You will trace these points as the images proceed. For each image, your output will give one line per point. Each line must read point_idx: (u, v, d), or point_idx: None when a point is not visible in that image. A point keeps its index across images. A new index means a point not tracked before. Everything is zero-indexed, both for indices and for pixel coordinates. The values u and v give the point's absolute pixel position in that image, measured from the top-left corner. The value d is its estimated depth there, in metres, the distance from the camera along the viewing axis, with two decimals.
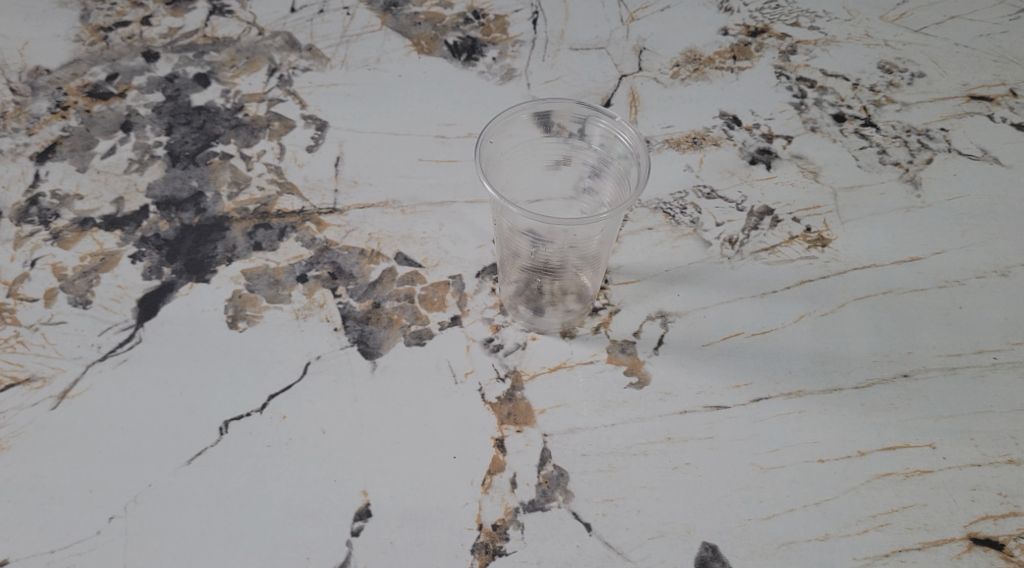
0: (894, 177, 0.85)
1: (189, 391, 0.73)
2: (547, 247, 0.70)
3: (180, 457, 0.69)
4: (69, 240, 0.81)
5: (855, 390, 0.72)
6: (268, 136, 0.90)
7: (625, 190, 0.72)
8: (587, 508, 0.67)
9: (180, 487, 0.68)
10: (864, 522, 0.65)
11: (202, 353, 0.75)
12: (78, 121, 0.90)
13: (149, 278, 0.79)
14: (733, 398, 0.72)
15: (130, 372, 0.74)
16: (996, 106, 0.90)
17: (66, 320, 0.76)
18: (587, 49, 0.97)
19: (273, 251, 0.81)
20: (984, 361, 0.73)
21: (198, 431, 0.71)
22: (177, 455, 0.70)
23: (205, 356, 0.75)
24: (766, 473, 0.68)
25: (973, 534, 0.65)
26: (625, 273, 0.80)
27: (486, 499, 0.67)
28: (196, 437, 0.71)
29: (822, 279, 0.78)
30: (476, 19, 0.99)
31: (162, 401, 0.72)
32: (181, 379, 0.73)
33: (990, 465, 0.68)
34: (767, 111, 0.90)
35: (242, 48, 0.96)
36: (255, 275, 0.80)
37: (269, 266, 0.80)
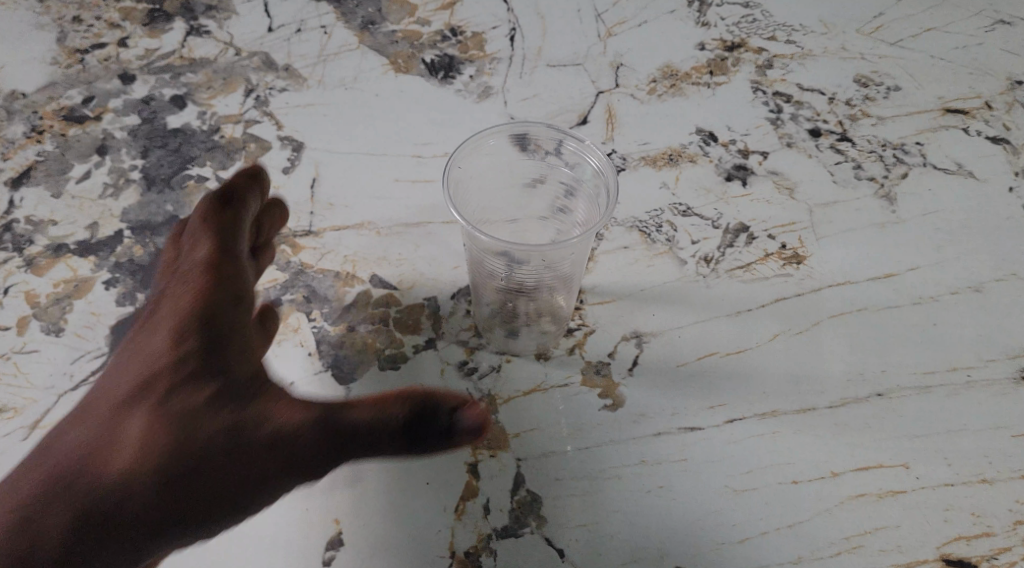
0: (870, 193, 0.85)
1: (212, 259, 0.73)
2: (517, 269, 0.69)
3: (220, 311, 0.71)
4: (43, 267, 0.82)
5: (829, 409, 0.72)
6: (244, 158, 0.90)
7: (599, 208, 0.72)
8: (561, 533, 0.67)
9: (219, 345, 0.69)
10: (837, 544, 0.65)
11: (217, 230, 0.75)
12: (53, 144, 0.90)
13: (123, 305, 0.79)
14: (708, 419, 0.72)
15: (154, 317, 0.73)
16: (972, 119, 0.90)
17: (39, 349, 0.77)
18: (565, 65, 0.97)
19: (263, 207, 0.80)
20: (958, 379, 0.73)
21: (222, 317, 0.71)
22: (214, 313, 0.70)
23: (222, 230, 0.75)
24: (740, 495, 0.68)
25: (946, 556, 0.65)
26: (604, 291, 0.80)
27: (459, 526, 0.67)
28: (234, 297, 0.72)
29: (797, 297, 0.78)
30: (453, 37, 0.99)
31: (185, 278, 0.73)
32: (201, 254, 0.74)
33: (964, 485, 0.68)
34: (743, 127, 0.90)
35: (219, 69, 0.96)
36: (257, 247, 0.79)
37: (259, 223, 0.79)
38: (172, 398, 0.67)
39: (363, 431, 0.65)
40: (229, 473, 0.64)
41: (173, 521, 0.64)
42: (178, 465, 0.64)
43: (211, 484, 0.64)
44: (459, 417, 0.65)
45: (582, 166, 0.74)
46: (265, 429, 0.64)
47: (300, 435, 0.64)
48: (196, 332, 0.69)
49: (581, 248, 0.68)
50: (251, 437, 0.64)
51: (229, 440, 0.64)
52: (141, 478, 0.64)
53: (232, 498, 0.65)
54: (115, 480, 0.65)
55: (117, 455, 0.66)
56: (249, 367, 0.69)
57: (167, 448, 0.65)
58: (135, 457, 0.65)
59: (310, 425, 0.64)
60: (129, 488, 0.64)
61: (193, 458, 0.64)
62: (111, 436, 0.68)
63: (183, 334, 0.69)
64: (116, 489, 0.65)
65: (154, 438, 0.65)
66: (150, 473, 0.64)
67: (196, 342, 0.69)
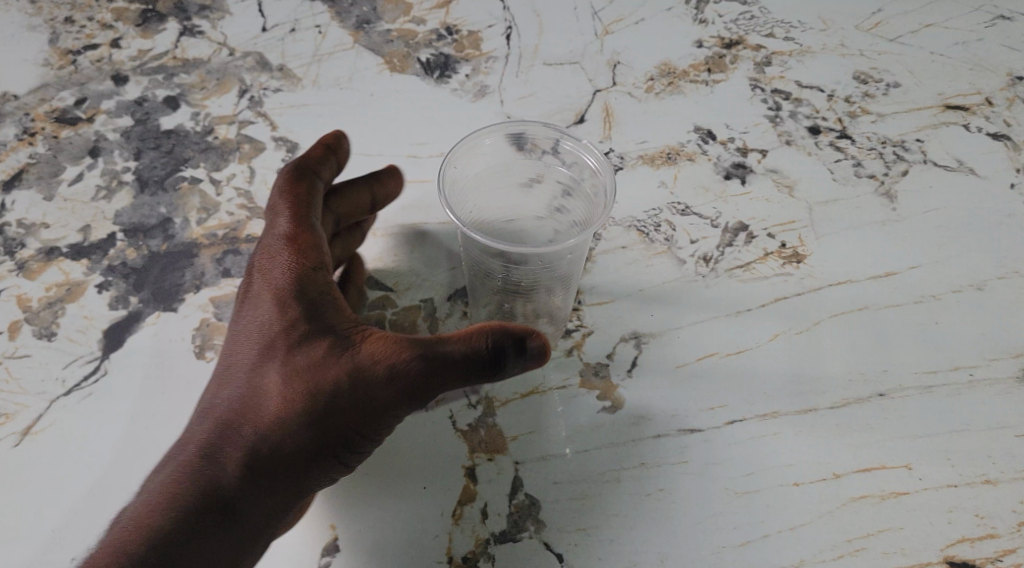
0: (870, 191, 0.84)
1: (289, 223, 0.65)
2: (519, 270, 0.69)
3: (317, 278, 0.63)
4: (35, 270, 0.81)
5: (831, 409, 0.71)
6: (238, 159, 0.89)
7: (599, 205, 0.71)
8: (560, 538, 0.66)
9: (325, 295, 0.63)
10: (840, 547, 0.64)
11: (294, 194, 0.67)
12: (45, 147, 0.89)
13: (116, 309, 0.79)
14: (708, 421, 0.71)
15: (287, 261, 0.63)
16: (972, 115, 0.89)
17: (31, 353, 0.76)
18: (562, 64, 0.96)
19: (367, 182, 0.75)
20: (960, 378, 0.72)
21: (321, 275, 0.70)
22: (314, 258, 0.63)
23: (300, 195, 0.67)
24: (741, 498, 0.67)
25: (950, 558, 0.64)
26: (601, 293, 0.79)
27: (456, 531, 0.66)
28: (319, 263, 0.64)
29: (797, 296, 0.78)
30: (449, 36, 0.98)
31: (271, 248, 0.64)
32: (279, 221, 0.65)
33: (967, 486, 0.67)
34: (742, 125, 0.89)
35: (212, 69, 0.95)
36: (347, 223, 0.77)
37: (357, 202, 0.75)
38: (297, 362, 0.60)
39: (456, 369, 0.58)
40: (345, 435, 0.59)
41: (286, 496, 0.61)
42: (336, 430, 0.59)
43: (329, 447, 0.59)
44: (523, 343, 0.59)
45: (580, 163, 0.73)
46: (370, 379, 0.58)
47: (404, 377, 0.58)
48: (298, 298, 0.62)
49: (581, 246, 0.67)
50: (369, 397, 0.58)
51: (353, 398, 0.59)
52: (290, 447, 0.59)
53: (338, 455, 0.60)
54: (235, 456, 0.60)
55: (252, 431, 0.60)
56: (350, 325, 0.62)
57: (305, 416, 0.59)
58: (281, 418, 0.59)
59: (401, 362, 0.58)
60: (262, 460, 0.60)
61: (341, 418, 0.59)
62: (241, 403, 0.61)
63: (286, 300, 0.61)
64: (260, 454, 0.60)
65: (300, 388, 0.59)
66: (300, 438, 0.59)
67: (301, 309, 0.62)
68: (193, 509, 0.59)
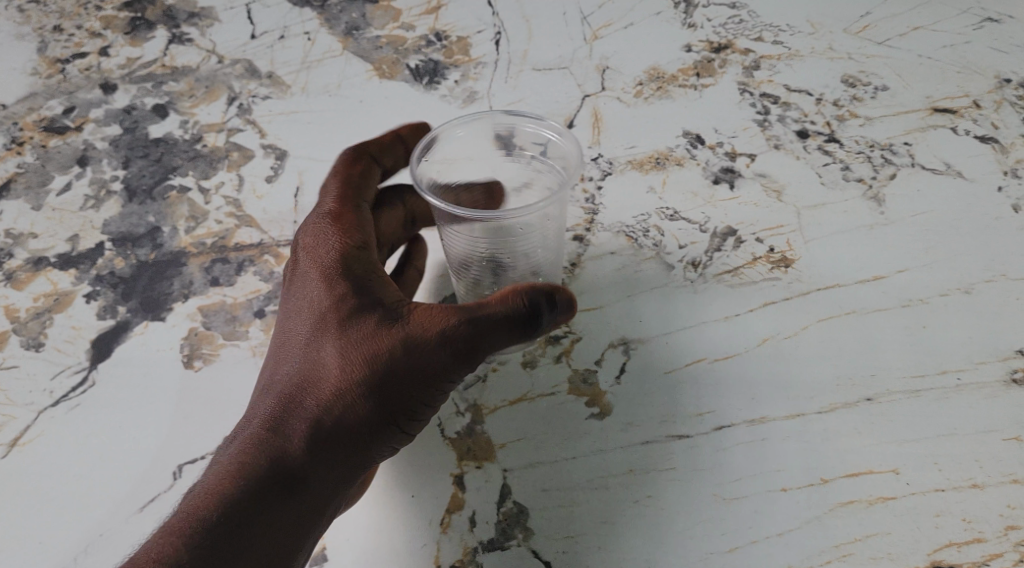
0: (858, 194, 0.84)
1: (338, 205, 0.70)
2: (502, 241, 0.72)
3: (363, 252, 0.66)
4: (23, 281, 0.81)
5: (819, 414, 0.71)
6: (227, 167, 0.89)
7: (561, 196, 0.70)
8: (548, 545, 0.66)
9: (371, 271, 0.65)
10: (827, 553, 0.64)
11: (344, 177, 0.72)
12: (33, 156, 0.89)
13: (104, 318, 0.78)
14: (696, 426, 0.71)
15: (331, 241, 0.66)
16: (960, 118, 0.88)
17: (18, 364, 0.76)
18: (550, 69, 0.96)
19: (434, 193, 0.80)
20: (947, 382, 0.72)
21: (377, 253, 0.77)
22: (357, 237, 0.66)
23: (349, 177, 0.72)
24: (729, 504, 0.67)
25: (938, 562, 0.64)
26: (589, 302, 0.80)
27: (444, 539, 0.66)
28: (363, 243, 0.66)
29: (785, 301, 0.78)
30: (439, 42, 0.98)
31: (317, 231, 0.67)
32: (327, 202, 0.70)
33: (954, 490, 0.66)
34: (730, 129, 0.90)
35: (201, 77, 0.95)
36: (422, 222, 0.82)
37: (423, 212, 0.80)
38: (348, 330, 0.62)
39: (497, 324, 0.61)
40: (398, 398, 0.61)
41: (348, 466, 0.61)
42: (388, 394, 0.60)
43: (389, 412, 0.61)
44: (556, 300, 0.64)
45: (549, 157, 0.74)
46: (421, 339, 0.60)
47: (452, 338, 0.60)
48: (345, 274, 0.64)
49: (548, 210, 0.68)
50: (421, 359, 0.60)
51: (406, 361, 0.60)
52: (347, 417, 0.61)
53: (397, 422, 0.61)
54: (300, 427, 0.60)
55: (313, 402, 0.61)
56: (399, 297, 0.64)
57: (365, 380, 0.60)
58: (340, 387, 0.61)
59: (451, 321, 0.61)
60: (322, 432, 0.60)
61: (393, 380, 0.60)
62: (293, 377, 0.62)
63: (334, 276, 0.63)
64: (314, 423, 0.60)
65: (352, 353, 0.61)
66: (354, 403, 0.60)
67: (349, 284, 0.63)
68: (261, 482, 0.59)
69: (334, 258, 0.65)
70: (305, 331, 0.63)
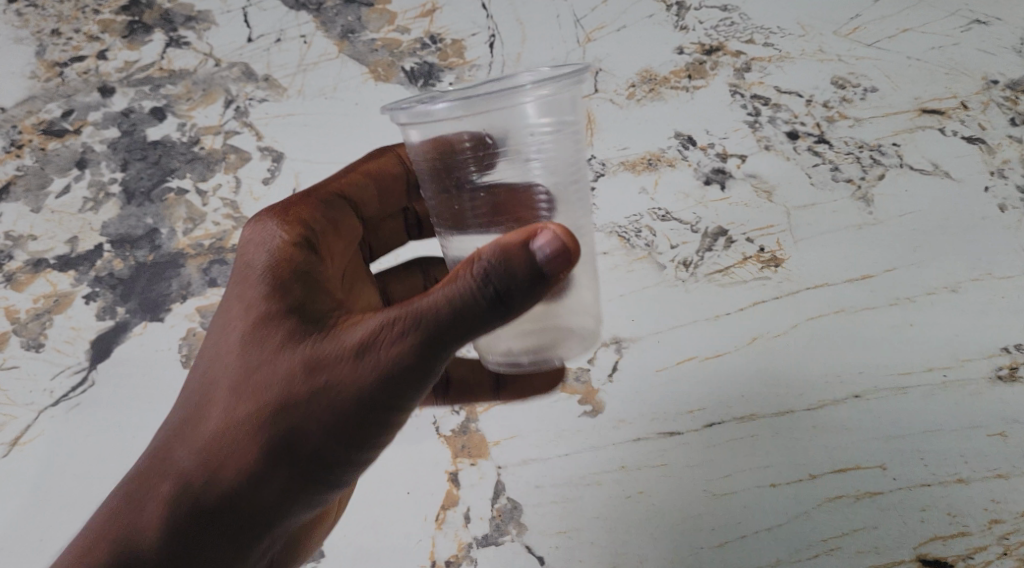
0: (846, 195, 0.83)
1: (302, 195, 0.66)
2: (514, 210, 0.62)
3: (302, 256, 0.59)
4: (23, 282, 0.85)
5: (806, 411, 0.74)
6: (224, 169, 0.90)
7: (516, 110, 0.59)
8: (542, 540, 0.73)
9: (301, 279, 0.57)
10: (815, 546, 0.70)
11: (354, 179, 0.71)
12: (32, 159, 0.91)
13: (104, 318, 0.83)
14: (687, 424, 0.75)
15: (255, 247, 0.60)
16: (948, 119, 0.85)
17: (20, 364, 0.82)
18: (545, 71, 0.92)
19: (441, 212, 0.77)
20: (933, 380, 0.73)
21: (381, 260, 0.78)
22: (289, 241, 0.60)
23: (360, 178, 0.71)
24: (719, 499, 0.72)
25: (922, 555, 0.69)
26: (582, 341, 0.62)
27: (440, 535, 0.74)
28: (298, 247, 0.60)
29: (775, 299, 0.79)
30: (434, 44, 0.93)
31: (255, 231, 0.61)
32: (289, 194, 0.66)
33: (940, 485, 0.70)
34: (721, 130, 0.87)
35: (198, 80, 0.94)
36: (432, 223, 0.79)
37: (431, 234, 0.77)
38: (270, 345, 0.55)
39: (439, 328, 0.52)
40: (321, 426, 0.54)
41: (236, 517, 0.56)
42: (310, 421, 0.53)
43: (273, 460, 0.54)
44: (524, 276, 0.51)
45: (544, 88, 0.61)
46: (347, 356, 0.53)
47: (382, 354, 0.52)
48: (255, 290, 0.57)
49: (475, 109, 0.58)
50: (319, 395, 0.53)
51: (304, 395, 0.53)
52: (235, 465, 0.55)
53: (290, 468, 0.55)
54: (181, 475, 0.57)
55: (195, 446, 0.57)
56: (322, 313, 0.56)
57: (246, 424, 0.55)
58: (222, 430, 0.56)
59: (383, 331, 0.53)
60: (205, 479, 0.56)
61: (314, 405, 0.53)
62: (214, 396, 0.57)
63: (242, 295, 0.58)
64: (230, 455, 0.55)
65: (272, 372, 0.54)
66: (272, 434, 0.54)
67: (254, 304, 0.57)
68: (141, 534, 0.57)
69: (269, 259, 0.58)
70: (228, 342, 0.57)
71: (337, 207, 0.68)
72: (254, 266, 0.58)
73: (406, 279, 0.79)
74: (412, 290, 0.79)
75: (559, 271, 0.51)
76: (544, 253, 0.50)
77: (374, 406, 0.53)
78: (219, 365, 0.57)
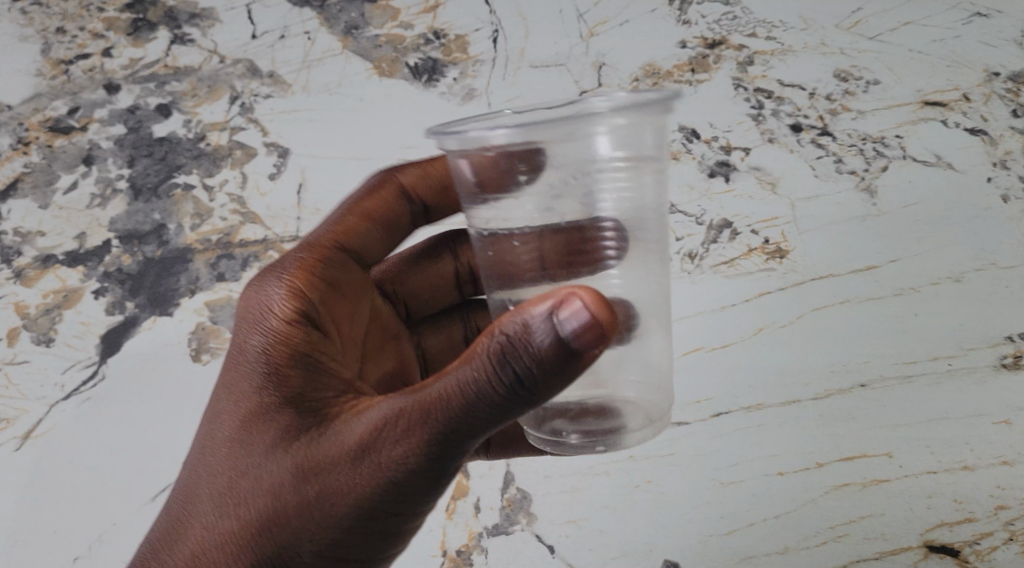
0: (850, 186, 0.82)
1: (306, 258, 0.63)
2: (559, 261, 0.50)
3: (299, 340, 0.56)
4: (33, 278, 0.87)
5: (813, 400, 0.75)
6: (230, 165, 0.90)
7: (585, 137, 0.46)
8: (552, 531, 0.74)
9: (300, 366, 0.54)
10: (823, 534, 0.72)
11: (362, 231, 0.68)
12: (40, 156, 0.91)
13: (112, 313, 0.85)
14: (694, 414, 0.76)
15: (252, 329, 0.57)
16: (950, 111, 0.84)
17: (29, 359, 0.85)
18: (547, 67, 0.91)
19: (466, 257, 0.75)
20: (939, 368, 0.75)
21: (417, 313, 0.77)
22: (286, 321, 0.57)
23: (367, 232, 0.68)
24: (726, 488, 0.74)
25: (930, 542, 0.70)
26: (636, 383, 0.52)
27: (450, 525, 0.76)
28: (297, 329, 0.56)
29: (780, 290, 0.79)
30: (437, 40, 0.92)
31: (252, 310, 0.59)
32: (291, 256, 0.63)
33: (945, 472, 0.72)
34: (725, 123, 0.86)
35: (204, 77, 0.93)
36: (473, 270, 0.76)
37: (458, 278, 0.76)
38: (265, 443, 0.52)
39: (447, 429, 0.48)
40: (320, 530, 0.50)
41: None
42: (307, 525, 0.50)
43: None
44: (546, 362, 0.45)
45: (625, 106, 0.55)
46: (347, 456, 0.49)
47: (385, 454, 0.49)
48: (250, 380, 0.54)
49: (532, 139, 0.46)
50: (320, 499, 0.50)
51: (305, 500, 0.50)
52: None
53: None
54: None
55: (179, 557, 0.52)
56: (321, 408, 0.53)
57: (239, 533, 0.51)
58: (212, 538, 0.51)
59: (384, 429, 0.49)
60: None
61: (314, 512, 0.50)
62: (200, 497, 0.53)
63: (237, 385, 0.55)
64: (217, 566, 0.51)
65: (268, 473, 0.51)
66: (263, 543, 0.50)
67: (250, 395, 0.54)
68: None
69: (265, 345, 0.56)
70: (221, 435, 0.54)
71: (345, 267, 0.65)
72: (251, 353, 0.56)
73: (442, 331, 0.78)
74: (444, 340, 0.78)
75: (590, 349, 0.44)
76: (571, 327, 0.44)
77: (376, 507, 0.50)
78: (208, 462, 0.53)
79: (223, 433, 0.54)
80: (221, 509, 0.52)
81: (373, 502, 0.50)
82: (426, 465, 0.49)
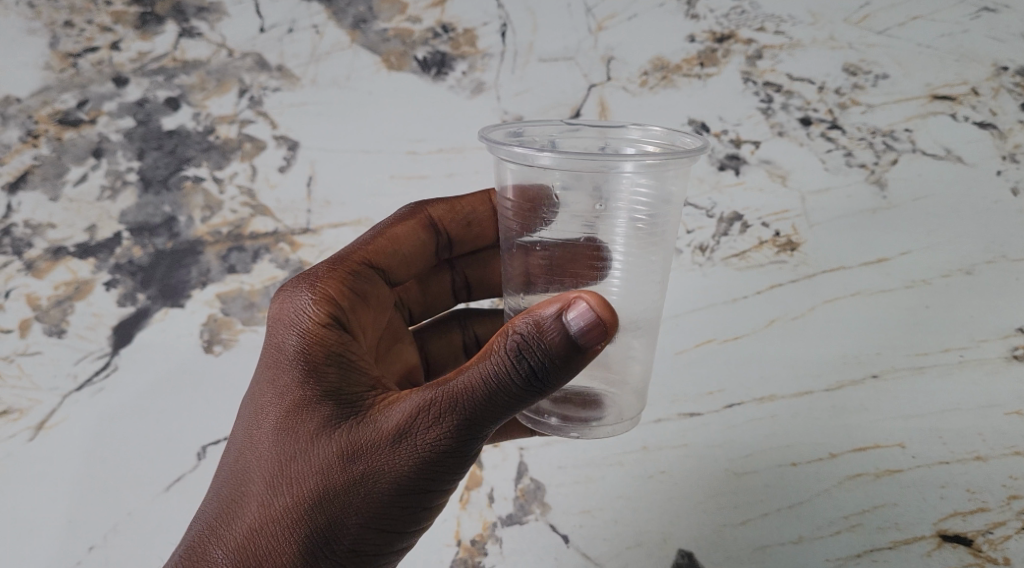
0: (860, 180, 0.80)
1: (331, 266, 0.64)
2: (575, 270, 0.53)
3: (330, 335, 0.57)
4: (43, 270, 0.89)
5: (825, 392, 0.77)
6: (240, 158, 0.89)
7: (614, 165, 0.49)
8: (565, 520, 0.78)
9: (333, 360, 0.55)
10: (837, 523, 0.73)
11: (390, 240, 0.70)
12: (49, 149, 0.90)
13: (124, 305, 0.88)
14: (707, 405, 0.80)
15: (284, 326, 0.58)
16: (960, 104, 0.78)
17: (42, 350, 0.88)
18: (557, 60, 0.86)
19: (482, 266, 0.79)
20: (950, 360, 0.75)
21: (421, 319, 0.79)
22: (318, 317, 0.58)
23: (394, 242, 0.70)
24: (739, 478, 0.76)
25: (942, 531, 0.72)
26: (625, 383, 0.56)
27: (464, 516, 0.80)
28: (327, 325, 0.57)
29: (792, 283, 0.80)
30: (445, 34, 0.86)
31: (282, 309, 0.59)
32: (318, 264, 0.64)
33: (957, 463, 0.73)
34: (735, 118, 0.82)
35: (212, 69, 0.89)
36: (481, 286, 0.80)
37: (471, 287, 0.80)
38: (306, 432, 0.52)
39: (476, 414, 0.50)
40: (360, 517, 0.51)
41: None
42: (348, 514, 0.51)
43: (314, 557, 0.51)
44: (556, 356, 0.48)
45: (654, 146, 0.60)
46: (383, 445, 0.51)
47: (418, 441, 0.50)
48: (286, 375, 0.55)
49: (575, 166, 0.49)
50: (361, 484, 0.51)
51: (348, 486, 0.51)
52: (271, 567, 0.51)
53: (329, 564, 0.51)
54: None
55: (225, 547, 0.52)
56: (356, 399, 0.54)
57: (284, 520, 0.51)
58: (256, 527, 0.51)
59: (419, 416, 0.51)
60: None
61: (355, 495, 0.51)
62: (241, 490, 0.53)
63: (274, 380, 0.55)
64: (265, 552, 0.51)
65: (310, 460, 0.51)
66: (308, 529, 0.51)
67: (286, 388, 0.54)
68: None
69: (299, 342, 0.56)
70: (257, 431, 0.54)
71: (372, 281, 0.66)
72: (285, 350, 0.56)
73: (444, 336, 0.80)
74: (448, 345, 0.80)
75: (595, 344, 0.48)
76: (577, 326, 0.48)
77: (412, 493, 0.52)
78: (248, 456, 0.54)
79: (262, 426, 0.54)
80: (264, 498, 0.52)
81: (412, 484, 0.51)
82: (459, 447, 0.51)
